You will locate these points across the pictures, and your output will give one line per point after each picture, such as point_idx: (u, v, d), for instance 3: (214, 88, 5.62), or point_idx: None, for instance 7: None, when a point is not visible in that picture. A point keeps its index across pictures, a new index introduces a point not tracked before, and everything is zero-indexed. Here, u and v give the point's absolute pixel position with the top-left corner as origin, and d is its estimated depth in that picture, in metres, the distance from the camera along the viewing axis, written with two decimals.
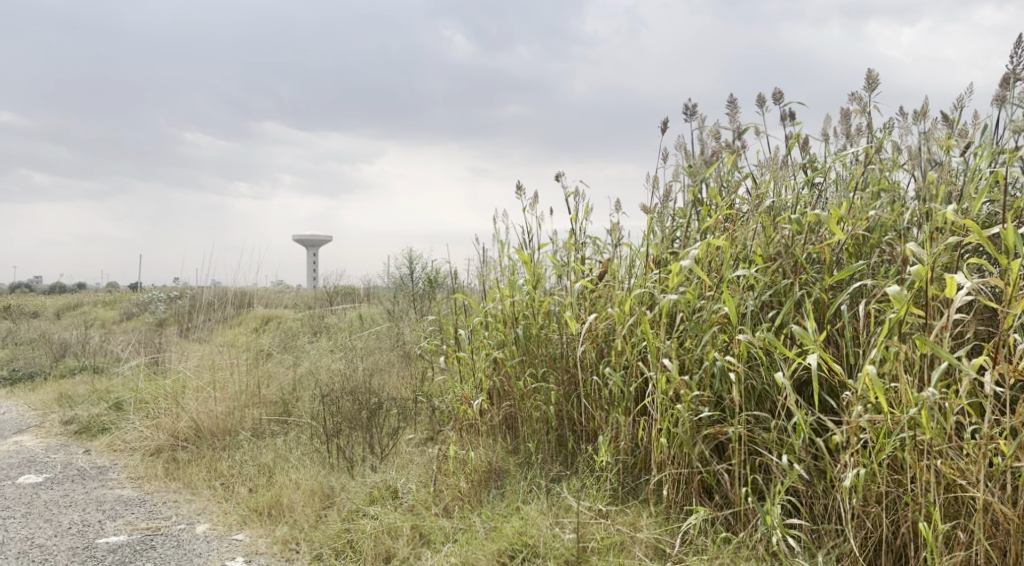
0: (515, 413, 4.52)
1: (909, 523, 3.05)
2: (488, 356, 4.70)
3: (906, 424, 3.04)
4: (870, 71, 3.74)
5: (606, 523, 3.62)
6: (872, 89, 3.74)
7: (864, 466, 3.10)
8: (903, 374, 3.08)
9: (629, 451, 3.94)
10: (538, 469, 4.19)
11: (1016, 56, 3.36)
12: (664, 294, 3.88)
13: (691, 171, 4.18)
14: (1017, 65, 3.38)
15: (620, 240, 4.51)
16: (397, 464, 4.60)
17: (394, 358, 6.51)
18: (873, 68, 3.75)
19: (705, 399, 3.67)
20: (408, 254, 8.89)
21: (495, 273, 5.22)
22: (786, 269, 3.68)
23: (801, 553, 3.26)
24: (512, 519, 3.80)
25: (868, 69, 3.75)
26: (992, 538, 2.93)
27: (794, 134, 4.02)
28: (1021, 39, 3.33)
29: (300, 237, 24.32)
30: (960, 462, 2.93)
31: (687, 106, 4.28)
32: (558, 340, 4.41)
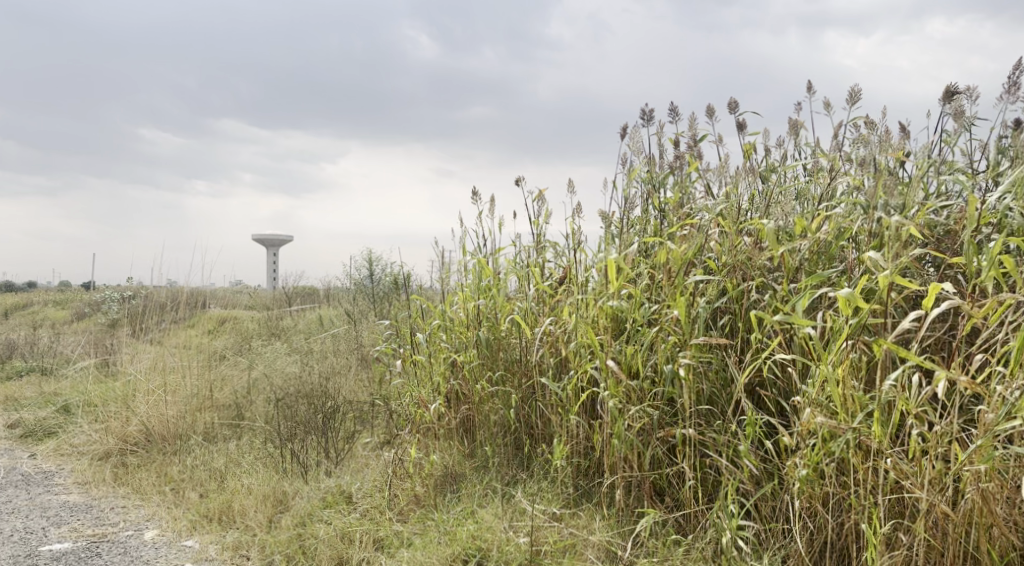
0: (472, 416, 4.54)
1: (852, 524, 3.11)
2: (446, 359, 4.68)
3: (855, 427, 3.07)
4: (855, 86, 3.83)
5: (559, 526, 3.65)
6: (853, 102, 3.82)
7: (811, 467, 3.16)
8: (854, 377, 3.11)
9: (582, 453, 3.97)
10: (495, 472, 4.20)
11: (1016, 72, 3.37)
12: (611, 296, 3.93)
13: (649, 177, 4.23)
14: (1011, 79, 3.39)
15: (579, 245, 4.54)
16: (352, 469, 4.57)
17: (351, 360, 6.47)
18: (858, 84, 3.83)
19: (658, 402, 3.70)
20: (368, 255, 8.85)
21: (455, 277, 5.22)
22: (735, 274, 3.75)
23: (748, 555, 3.31)
24: (467, 522, 3.81)
25: (854, 83, 3.82)
26: (931, 540, 2.98)
27: (747, 141, 4.10)
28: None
29: (259, 237, 24.08)
30: (905, 465, 2.98)
31: (644, 110, 4.34)
32: (516, 344, 4.43)
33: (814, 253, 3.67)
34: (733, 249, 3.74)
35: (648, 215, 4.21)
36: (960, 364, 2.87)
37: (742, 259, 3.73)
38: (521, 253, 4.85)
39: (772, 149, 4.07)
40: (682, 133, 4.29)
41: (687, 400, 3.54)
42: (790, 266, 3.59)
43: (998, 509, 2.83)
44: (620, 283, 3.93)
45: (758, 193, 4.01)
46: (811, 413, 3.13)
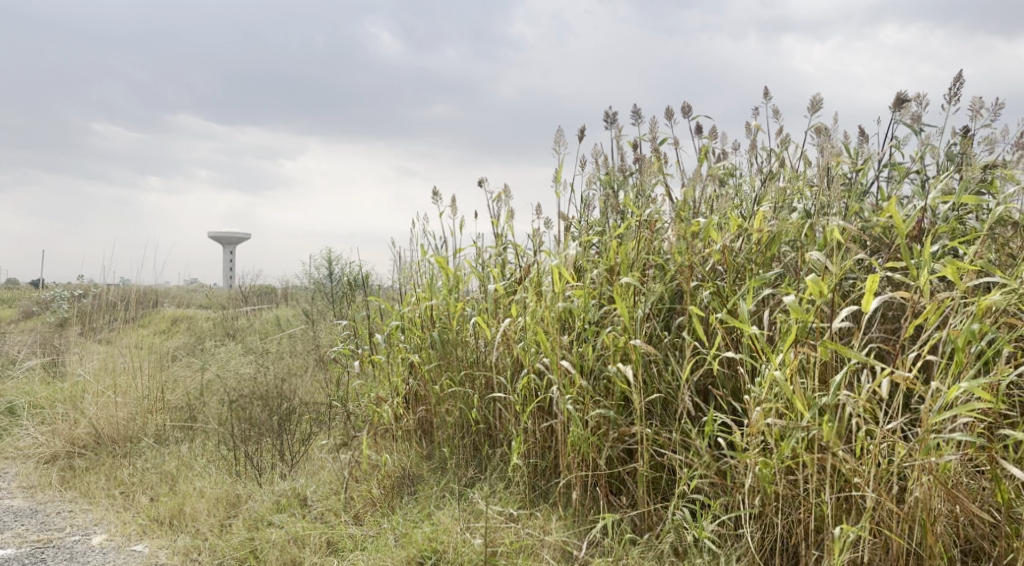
0: (430, 418, 4.54)
1: (802, 522, 3.16)
2: (404, 360, 4.67)
3: (804, 427, 3.12)
4: (814, 95, 3.91)
5: (515, 527, 3.66)
6: (815, 111, 3.89)
7: (762, 466, 3.21)
8: (802, 378, 3.16)
9: (538, 454, 3.99)
10: (452, 474, 4.20)
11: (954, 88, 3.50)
12: (560, 297, 3.99)
13: (606, 179, 4.27)
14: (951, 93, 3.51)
15: (540, 246, 4.56)
16: (308, 471, 4.53)
17: (307, 362, 6.40)
18: (818, 92, 3.90)
19: (613, 402, 3.72)
20: (326, 255, 8.76)
21: (414, 277, 5.21)
22: (682, 275, 3.81)
23: (702, 553, 3.35)
24: (423, 524, 3.80)
25: (813, 91, 3.90)
26: (877, 537, 3.03)
27: (704, 144, 4.15)
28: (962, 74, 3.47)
29: (215, 235, 23.71)
30: (852, 463, 3.03)
31: (606, 113, 4.37)
32: (474, 345, 4.43)
33: (765, 256, 3.74)
34: (688, 251, 3.78)
35: (606, 216, 4.24)
36: (901, 363, 2.93)
37: (697, 261, 3.78)
38: (480, 253, 4.85)
39: (728, 153, 4.14)
40: (640, 136, 4.33)
41: (639, 400, 3.58)
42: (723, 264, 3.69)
43: (941, 506, 2.88)
44: (564, 282, 4.01)
45: (714, 197, 4.07)
46: (762, 413, 3.18)
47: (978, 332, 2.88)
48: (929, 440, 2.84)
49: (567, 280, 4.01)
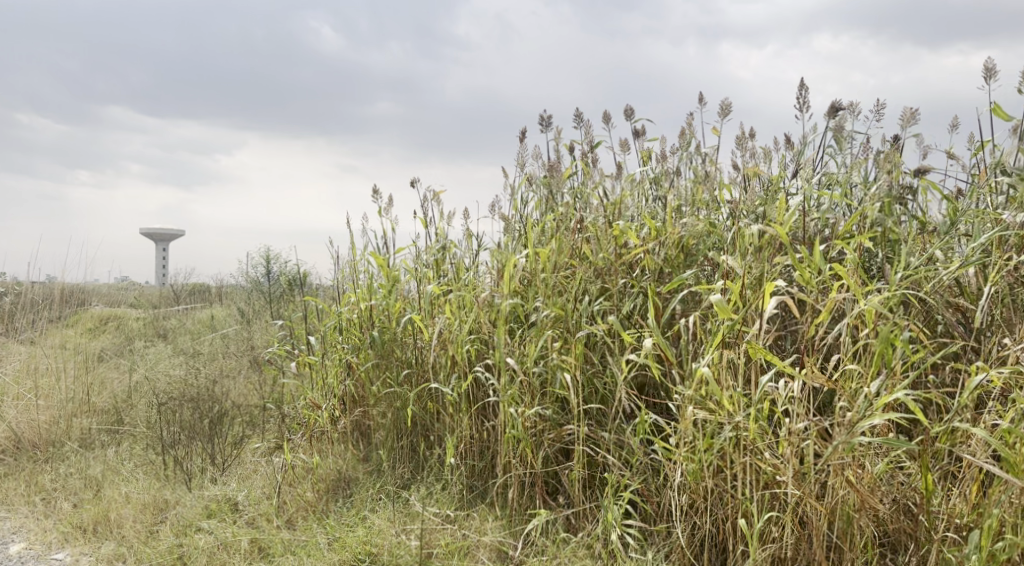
0: (367, 419, 4.51)
1: (729, 520, 3.23)
2: (342, 361, 4.63)
3: (731, 425, 3.18)
4: (725, 99, 4.00)
5: (452, 529, 3.65)
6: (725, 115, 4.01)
7: (692, 463, 3.27)
8: (727, 377, 3.23)
9: (476, 454, 4.00)
10: (388, 476, 4.18)
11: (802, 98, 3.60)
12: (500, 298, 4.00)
13: (544, 180, 4.30)
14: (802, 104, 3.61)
15: (478, 246, 4.56)
16: (240, 475, 4.45)
17: (241, 363, 6.28)
18: (728, 97, 4.00)
19: (548, 401, 3.75)
20: (263, 253, 8.62)
21: (351, 276, 5.16)
22: (616, 278, 3.86)
23: (634, 551, 3.40)
24: (357, 528, 3.77)
25: (724, 96, 4.00)
26: (801, 531, 3.10)
27: (641, 148, 4.21)
28: (803, 83, 3.56)
29: (148, 231, 23.06)
30: (776, 460, 3.10)
31: (542, 117, 4.39)
32: (412, 346, 4.41)
33: (695, 258, 3.81)
34: (623, 253, 3.84)
35: (545, 218, 4.27)
36: (822, 360, 3.00)
37: (631, 262, 3.85)
38: (418, 253, 4.84)
39: (664, 157, 4.21)
40: (577, 139, 4.38)
41: (576, 401, 3.62)
42: (654, 267, 3.77)
43: (862, 501, 2.95)
44: (501, 283, 4.03)
45: (645, 200, 4.17)
46: (692, 411, 3.24)
47: (894, 329, 2.96)
48: (849, 434, 2.91)
49: (503, 282, 4.03)
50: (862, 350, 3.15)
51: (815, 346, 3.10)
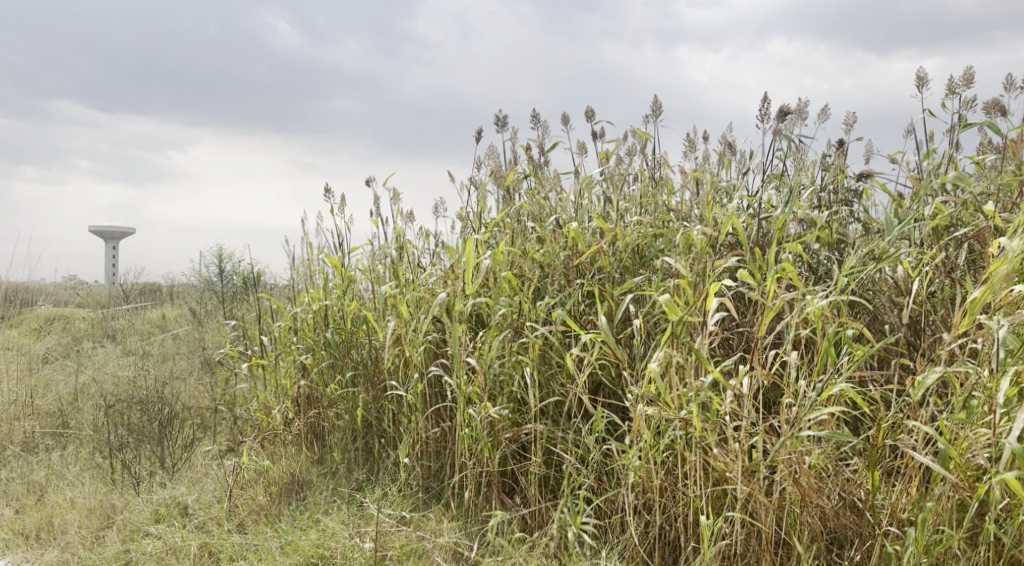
0: (321, 420, 4.47)
1: (681, 517, 3.26)
2: (296, 361, 4.60)
3: (682, 422, 3.22)
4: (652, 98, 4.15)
5: (406, 530, 3.63)
6: (656, 115, 4.13)
7: (647, 460, 3.30)
8: (677, 375, 3.27)
9: (431, 455, 3.99)
10: (342, 478, 4.15)
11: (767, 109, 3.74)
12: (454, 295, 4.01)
13: (501, 180, 4.32)
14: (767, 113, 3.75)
15: (435, 245, 4.57)
16: (190, 479, 4.38)
17: (192, 364, 6.18)
18: (654, 96, 4.15)
19: (504, 401, 3.76)
20: (217, 252, 8.49)
21: (305, 276, 5.13)
22: (570, 278, 3.88)
23: (588, 549, 3.41)
24: (309, 531, 3.73)
25: (652, 96, 4.15)
26: (750, 528, 3.14)
27: (599, 150, 4.25)
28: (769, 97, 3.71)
29: (97, 228, 22.55)
30: (727, 458, 3.14)
31: (498, 117, 4.40)
32: (367, 346, 4.38)
33: (648, 259, 3.86)
34: (578, 253, 3.88)
35: (500, 218, 4.27)
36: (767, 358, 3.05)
37: (586, 262, 3.90)
38: (374, 253, 4.81)
39: (621, 159, 4.24)
40: (533, 138, 4.40)
41: (533, 399, 3.63)
42: (607, 268, 3.80)
43: (808, 496, 2.99)
44: (459, 283, 4.04)
45: (600, 201, 4.21)
46: (646, 408, 3.27)
47: (837, 326, 3.02)
48: (794, 428, 2.96)
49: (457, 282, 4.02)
50: (806, 348, 3.22)
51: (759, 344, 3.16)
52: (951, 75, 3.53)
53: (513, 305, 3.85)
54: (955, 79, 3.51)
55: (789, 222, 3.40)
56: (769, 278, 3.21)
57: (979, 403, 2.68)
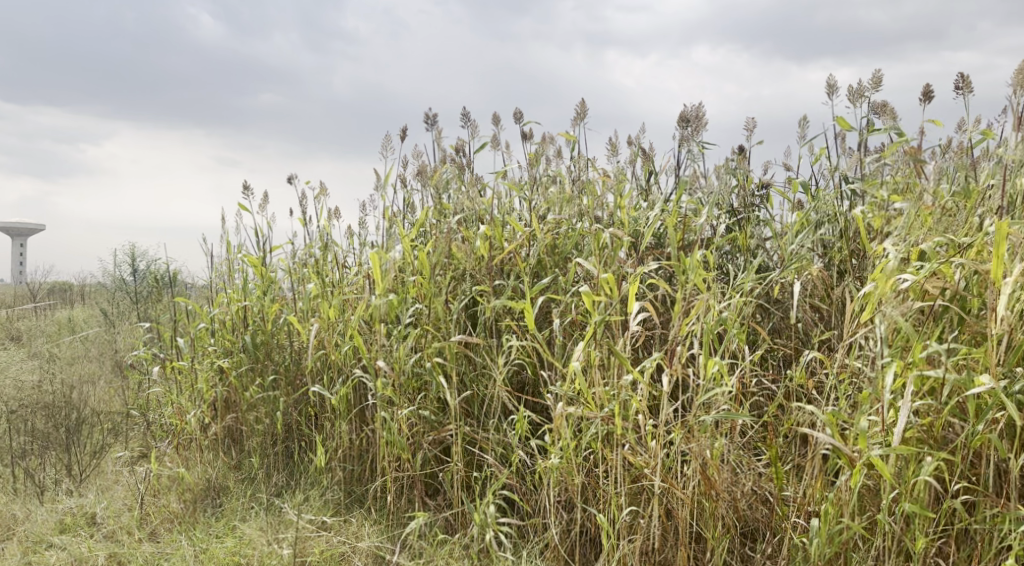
0: (239, 424, 4.38)
1: (601, 514, 3.30)
2: (213, 364, 4.49)
3: (601, 421, 3.25)
4: (581, 102, 4.19)
5: (327, 536, 3.57)
6: (580, 119, 4.17)
7: (567, 458, 3.32)
8: (597, 374, 3.31)
9: (354, 458, 3.94)
10: (261, 484, 4.06)
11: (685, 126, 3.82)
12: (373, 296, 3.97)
13: (428, 180, 4.31)
14: (687, 129, 3.82)
15: (358, 245, 4.53)
16: (99, 487, 4.24)
17: (104, 368, 5.97)
18: (583, 99, 4.19)
19: (426, 403, 3.74)
20: (131, 252, 8.23)
21: (225, 276, 5.01)
22: (494, 278, 3.89)
23: (509, 549, 3.42)
24: (225, 539, 3.65)
25: (580, 99, 4.18)
26: (666, 523, 3.20)
27: (530, 151, 4.27)
28: (692, 110, 3.78)
29: (2, 225, 21.53)
30: (644, 455, 3.18)
31: (427, 116, 4.38)
32: (288, 347, 4.31)
33: (569, 260, 3.90)
34: (501, 255, 3.90)
35: (426, 219, 4.26)
36: (678, 355, 3.13)
37: (508, 263, 3.92)
38: (296, 253, 4.74)
39: (550, 161, 4.27)
40: (462, 138, 4.40)
41: (455, 401, 3.62)
42: (529, 268, 3.82)
43: (720, 490, 3.06)
44: (381, 284, 4.00)
45: (523, 203, 4.24)
46: (566, 407, 3.29)
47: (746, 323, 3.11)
48: (703, 422, 3.03)
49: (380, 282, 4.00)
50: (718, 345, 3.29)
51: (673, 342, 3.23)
52: (859, 82, 3.65)
53: (436, 305, 3.84)
54: (863, 84, 3.61)
55: (702, 223, 3.49)
56: (684, 278, 3.27)
57: (863, 391, 2.77)
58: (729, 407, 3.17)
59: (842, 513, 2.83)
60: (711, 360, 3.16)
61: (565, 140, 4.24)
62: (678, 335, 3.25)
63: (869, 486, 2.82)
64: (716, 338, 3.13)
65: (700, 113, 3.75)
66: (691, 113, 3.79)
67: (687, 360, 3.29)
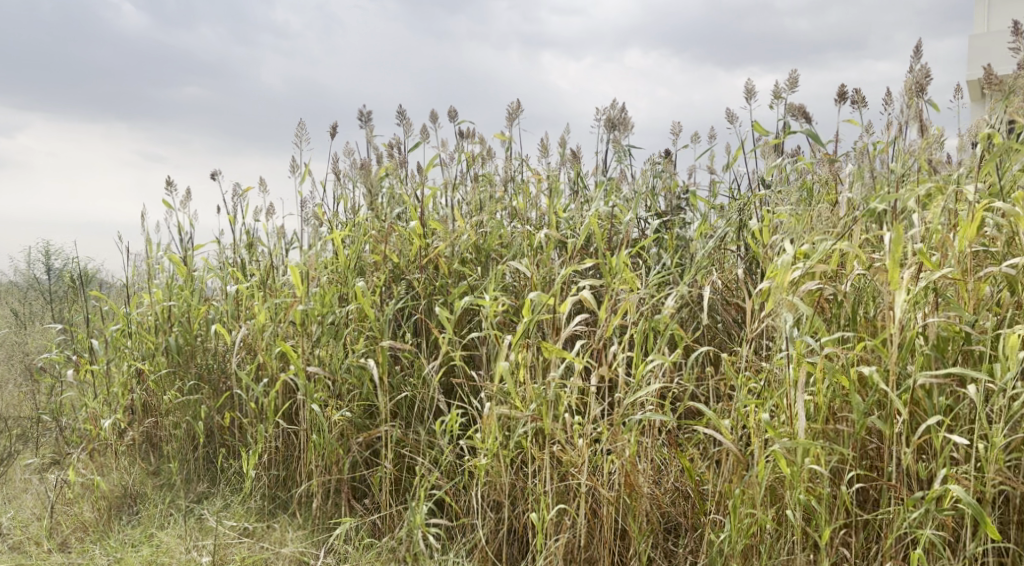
0: (158, 429, 4.26)
1: (527, 514, 3.30)
2: (131, 368, 4.36)
3: (530, 423, 3.26)
4: (515, 102, 4.20)
5: (248, 542, 3.49)
6: (514, 118, 4.18)
7: (496, 458, 3.32)
8: (526, 375, 3.31)
9: (279, 463, 3.86)
10: (180, 491, 3.94)
11: (613, 128, 3.86)
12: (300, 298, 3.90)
13: (363, 179, 4.26)
14: (614, 132, 3.87)
15: (285, 245, 4.45)
16: (7, 497, 4.10)
17: (14, 371, 5.73)
18: (517, 99, 4.19)
19: (354, 406, 3.69)
20: (45, 250, 7.92)
21: (144, 277, 4.86)
22: (424, 279, 3.86)
23: (436, 551, 3.39)
24: (141, 547, 3.53)
25: (514, 99, 4.19)
26: (591, 521, 3.22)
27: (465, 150, 4.25)
28: (618, 111, 3.82)
29: None
30: (571, 453, 3.19)
31: (361, 113, 4.33)
32: (211, 349, 4.21)
33: (496, 260, 3.90)
34: (430, 255, 3.87)
35: (359, 219, 4.20)
36: (606, 355, 3.16)
37: (436, 262, 3.90)
38: (221, 253, 4.63)
39: (484, 160, 4.27)
40: (395, 136, 4.36)
41: (384, 403, 3.57)
42: (456, 269, 3.81)
43: (644, 487, 3.10)
44: (309, 285, 3.94)
45: (453, 202, 4.23)
46: (496, 408, 3.29)
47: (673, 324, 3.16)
48: (628, 421, 3.07)
49: (307, 283, 3.93)
50: (643, 345, 3.34)
51: (602, 342, 3.25)
52: (775, 84, 3.74)
53: (365, 307, 3.79)
54: (780, 87, 3.71)
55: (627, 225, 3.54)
56: (613, 280, 3.30)
57: (777, 389, 2.85)
58: (653, 406, 3.20)
59: (749, 506, 2.85)
60: (639, 360, 3.20)
61: (498, 140, 4.25)
62: (607, 336, 3.28)
63: (782, 479, 2.89)
64: (644, 339, 3.17)
65: (624, 116, 3.80)
66: (618, 116, 3.84)
67: (614, 360, 3.31)
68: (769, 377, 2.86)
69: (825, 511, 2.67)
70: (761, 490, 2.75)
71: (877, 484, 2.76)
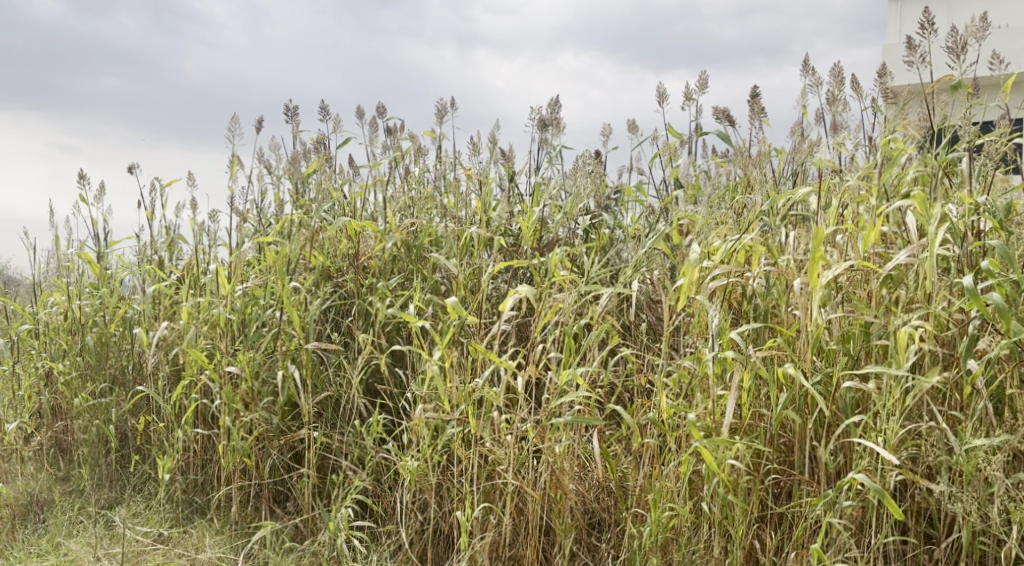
0: (67, 433, 4.10)
1: (453, 514, 3.29)
2: (39, 371, 4.17)
3: (457, 423, 3.24)
4: (445, 99, 4.19)
5: (164, 548, 3.38)
6: (443, 116, 4.16)
7: (423, 459, 3.29)
8: (454, 375, 3.29)
9: (197, 467, 3.75)
10: (90, 498, 3.78)
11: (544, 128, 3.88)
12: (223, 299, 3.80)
13: (290, 174, 4.18)
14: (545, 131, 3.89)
15: (205, 242, 4.33)
16: None
17: None
18: (448, 97, 4.19)
19: (277, 408, 3.61)
20: None
21: (54, 274, 4.66)
22: (350, 278, 3.80)
23: (360, 553, 3.33)
24: (47, 557, 3.38)
25: (444, 96, 4.18)
26: (516, 519, 3.22)
27: (394, 147, 4.21)
28: (551, 110, 3.85)
29: None
30: (498, 453, 3.19)
31: (288, 108, 4.25)
32: (126, 351, 4.06)
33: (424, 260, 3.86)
34: (356, 253, 3.82)
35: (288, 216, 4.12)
36: (534, 354, 3.17)
37: (363, 262, 3.84)
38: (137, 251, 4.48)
39: (413, 157, 4.24)
40: (323, 132, 4.29)
41: (308, 405, 3.50)
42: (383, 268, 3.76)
43: (569, 484, 3.11)
44: (232, 285, 3.83)
45: (381, 199, 4.19)
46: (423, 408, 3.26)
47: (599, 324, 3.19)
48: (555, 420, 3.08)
49: (228, 282, 3.83)
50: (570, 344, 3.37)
51: (531, 343, 3.26)
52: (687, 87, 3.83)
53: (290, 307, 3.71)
54: (690, 88, 3.80)
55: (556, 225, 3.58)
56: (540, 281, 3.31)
57: (699, 387, 2.91)
58: (580, 406, 3.22)
59: (669, 501, 2.89)
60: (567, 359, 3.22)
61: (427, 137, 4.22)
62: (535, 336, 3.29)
63: (701, 475, 2.95)
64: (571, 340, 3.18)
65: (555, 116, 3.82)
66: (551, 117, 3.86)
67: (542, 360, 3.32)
68: (692, 376, 2.91)
69: (743, 506, 2.73)
70: (683, 486, 2.79)
71: (791, 479, 2.84)
